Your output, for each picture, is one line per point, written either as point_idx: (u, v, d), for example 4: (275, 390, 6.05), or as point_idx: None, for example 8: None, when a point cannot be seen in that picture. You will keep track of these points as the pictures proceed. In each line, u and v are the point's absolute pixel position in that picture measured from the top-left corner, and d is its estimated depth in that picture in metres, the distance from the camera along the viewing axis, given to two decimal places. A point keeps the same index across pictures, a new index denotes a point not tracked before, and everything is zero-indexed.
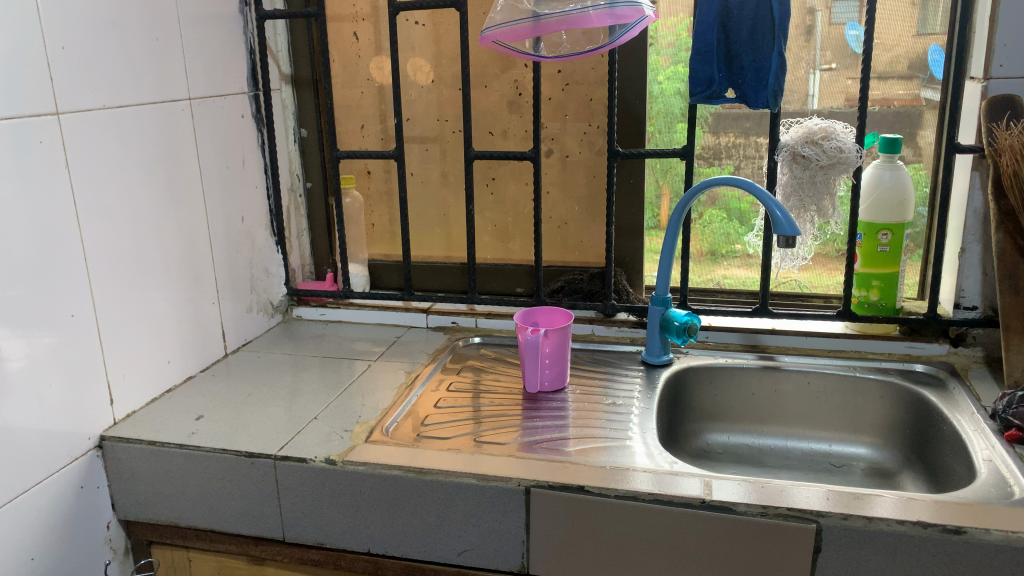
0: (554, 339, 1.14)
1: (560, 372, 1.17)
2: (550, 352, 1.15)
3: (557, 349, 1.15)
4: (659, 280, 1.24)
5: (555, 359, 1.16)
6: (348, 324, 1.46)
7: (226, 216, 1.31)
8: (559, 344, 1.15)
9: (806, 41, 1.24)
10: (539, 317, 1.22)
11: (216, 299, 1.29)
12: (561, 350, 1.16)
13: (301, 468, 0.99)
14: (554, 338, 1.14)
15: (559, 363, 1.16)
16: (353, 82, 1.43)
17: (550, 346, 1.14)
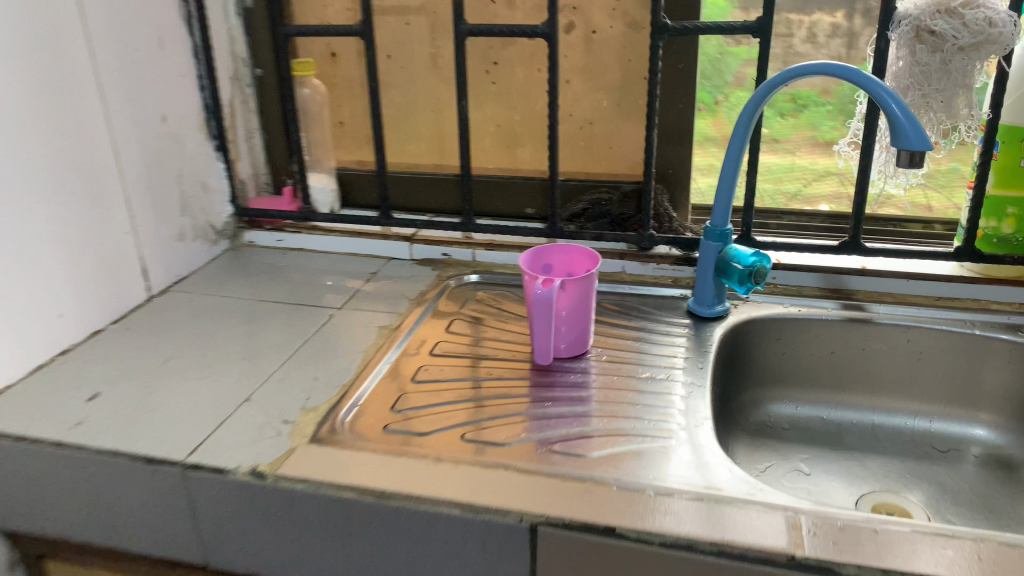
0: (575, 292, 0.84)
1: (581, 334, 0.87)
2: (568, 308, 0.84)
3: (578, 304, 0.85)
4: (717, 207, 0.91)
5: (574, 317, 0.86)
6: (312, 253, 1.16)
7: (140, 116, 0.98)
8: (581, 297, 0.84)
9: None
10: (554, 258, 0.91)
11: (131, 227, 0.98)
12: (583, 306, 0.85)
13: (219, 481, 0.71)
14: (575, 289, 0.83)
15: (580, 322, 0.86)
16: None
17: (568, 301, 0.84)
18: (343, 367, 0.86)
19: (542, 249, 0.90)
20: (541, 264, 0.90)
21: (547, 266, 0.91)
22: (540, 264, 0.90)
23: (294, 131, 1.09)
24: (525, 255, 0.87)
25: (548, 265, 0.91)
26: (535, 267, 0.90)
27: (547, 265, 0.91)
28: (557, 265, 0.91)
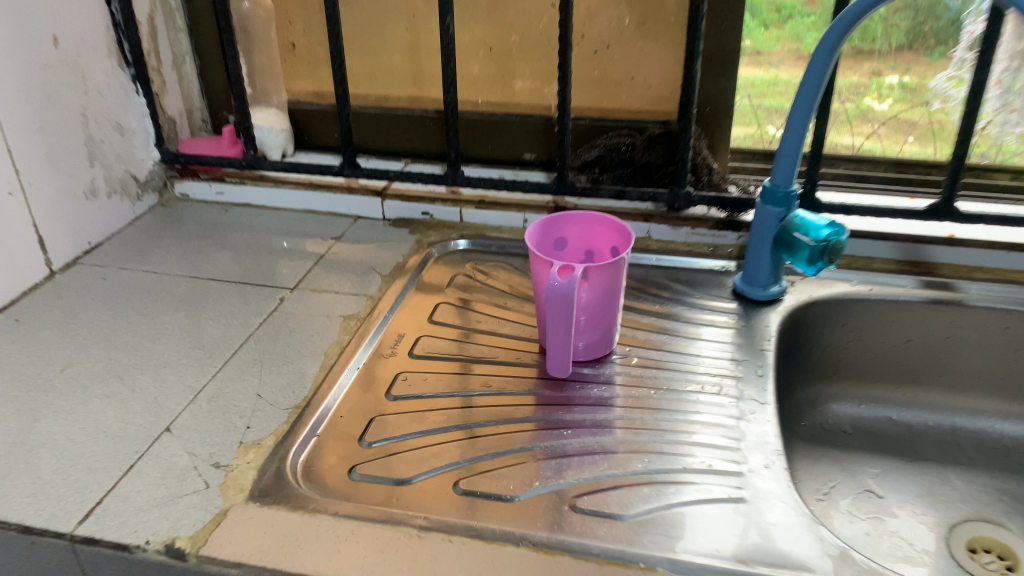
0: (601, 281, 0.63)
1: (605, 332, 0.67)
2: (591, 301, 0.64)
3: (604, 296, 0.64)
4: (781, 164, 0.70)
5: (597, 312, 0.65)
6: (261, 210, 0.94)
7: (22, 38, 0.74)
8: (608, 287, 0.64)
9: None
10: (568, 230, 0.70)
11: (18, 184, 0.75)
12: (610, 297, 0.65)
13: (122, 562, 0.51)
14: (601, 277, 0.63)
15: (604, 317, 0.66)
16: None
17: (591, 293, 0.63)
18: (294, 379, 0.66)
19: (553, 219, 0.69)
20: (552, 238, 0.70)
21: (559, 240, 0.70)
22: (550, 239, 0.69)
23: (231, 54, 0.85)
24: (532, 230, 0.66)
25: (560, 239, 0.70)
26: (544, 244, 0.69)
27: (559, 239, 0.70)
28: (571, 239, 0.70)
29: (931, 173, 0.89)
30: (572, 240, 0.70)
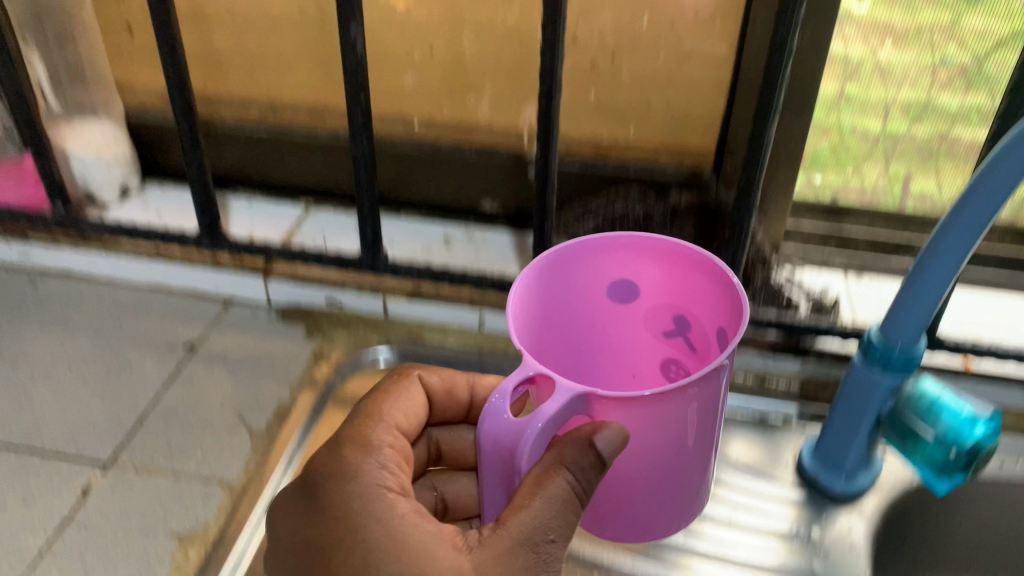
0: (643, 424, 0.33)
1: (663, 504, 0.37)
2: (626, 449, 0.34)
3: (656, 448, 0.34)
4: (906, 315, 0.42)
5: (637, 483, 0.36)
6: (87, 282, 0.63)
7: None
8: (664, 437, 0.34)
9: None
10: (647, 274, 0.40)
11: None
12: (669, 451, 0.34)
13: None
14: (639, 420, 0.33)
15: (655, 484, 0.36)
16: None
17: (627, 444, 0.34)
18: None
19: (611, 244, 0.39)
20: (606, 276, 0.40)
21: (623, 284, 0.40)
22: (603, 277, 0.40)
23: (4, 46, 0.52)
24: (540, 260, 0.38)
25: (626, 283, 0.40)
26: (581, 282, 0.40)
27: (621, 281, 0.40)
28: (647, 286, 0.40)
29: None
30: (648, 286, 0.40)
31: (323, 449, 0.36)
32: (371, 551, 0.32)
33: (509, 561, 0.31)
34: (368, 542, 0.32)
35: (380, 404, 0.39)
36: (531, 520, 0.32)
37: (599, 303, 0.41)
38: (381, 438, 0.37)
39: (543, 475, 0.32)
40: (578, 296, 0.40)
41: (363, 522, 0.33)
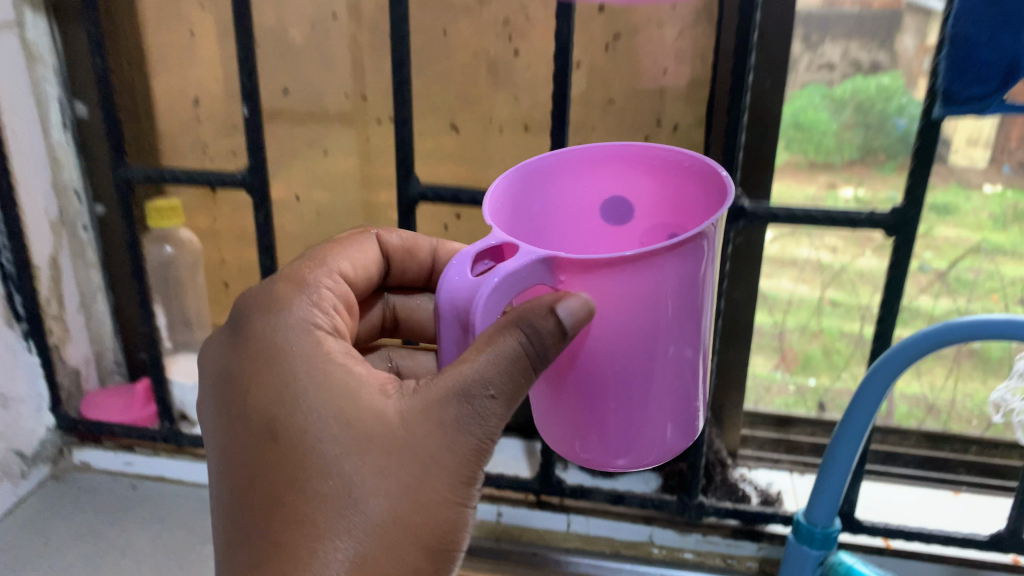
0: (619, 304, 0.33)
1: (655, 415, 0.36)
2: (605, 336, 0.34)
3: (640, 333, 0.34)
4: (821, 503, 0.58)
5: (599, 333, 0.34)
6: (175, 485, 0.79)
7: None
8: (646, 316, 0.33)
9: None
10: (637, 183, 0.40)
11: None
12: (649, 347, 0.34)
13: None
14: (614, 289, 0.33)
15: (642, 396, 0.36)
16: (171, 11, 0.73)
17: (606, 319, 0.34)
18: None
19: (603, 154, 0.39)
20: (601, 195, 0.40)
21: (616, 200, 0.40)
22: (597, 191, 0.40)
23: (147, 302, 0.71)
24: (531, 162, 0.38)
25: (619, 195, 0.40)
26: (571, 202, 0.40)
27: (616, 197, 0.40)
28: (640, 201, 0.40)
29: (970, 450, 0.75)
30: (643, 200, 0.40)
31: (268, 284, 0.44)
32: (298, 390, 0.38)
33: (440, 405, 0.36)
34: (295, 378, 0.39)
35: (334, 251, 0.48)
36: (473, 365, 0.36)
37: (591, 217, 0.41)
38: (321, 280, 0.45)
39: (497, 335, 0.34)
40: (566, 200, 0.40)
41: (296, 354, 0.40)
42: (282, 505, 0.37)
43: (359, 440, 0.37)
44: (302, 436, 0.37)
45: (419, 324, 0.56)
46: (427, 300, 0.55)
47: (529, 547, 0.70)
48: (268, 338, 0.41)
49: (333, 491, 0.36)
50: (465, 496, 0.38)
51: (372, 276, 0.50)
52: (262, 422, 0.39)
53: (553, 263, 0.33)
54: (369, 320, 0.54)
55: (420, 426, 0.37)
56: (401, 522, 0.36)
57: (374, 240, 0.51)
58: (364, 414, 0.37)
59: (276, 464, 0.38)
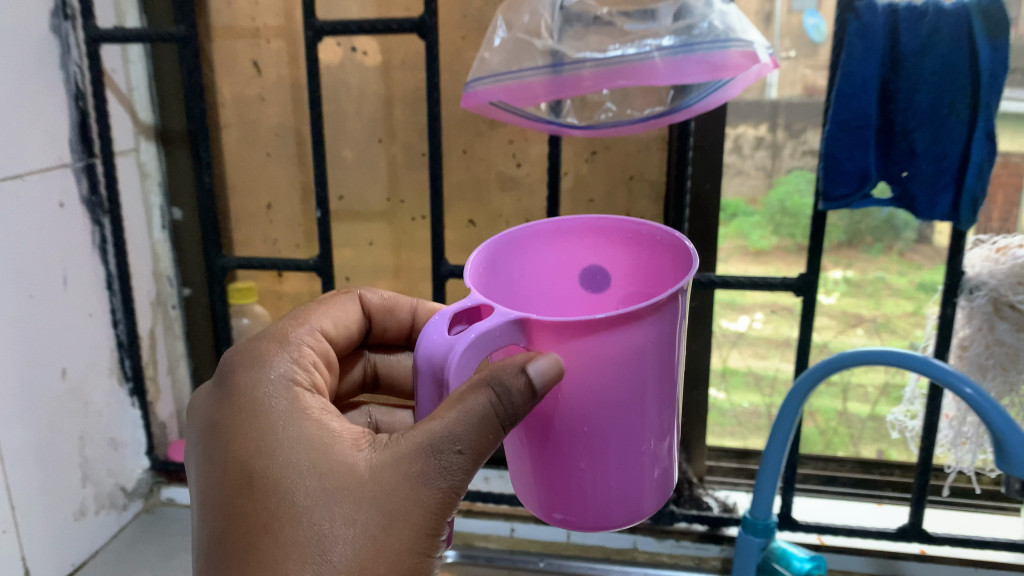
0: (594, 356, 0.36)
1: (621, 473, 0.40)
2: (583, 388, 0.38)
3: (613, 385, 0.37)
4: (760, 497, 0.76)
5: (570, 396, 0.38)
6: None
7: (32, 373, 0.78)
8: (622, 366, 0.37)
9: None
10: (614, 252, 0.47)
11: (13, 522, 0.76)
12: (622, 397, 0.38)
13: None
14: (588, 352, 0.36)
15: (609, 448, 0.39)
16: (253, 138, 0.95)
17: (586, 371, 0.37)
18: None
19: (581, 226, 0.47)
20: (579, 262, 0.48)
21: (593, 267, 0.48)
22: (575, 258, 0.48)
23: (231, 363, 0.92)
24: (511, 231, 0.45)
25: (596, 262, 0.48)
26: (551, 269, 0.48)
27: (592, 265, 0.48)
28: (615, 267, 0.47)
29: (894, 473, 0.94)
30: (616, 267, 0.48)
31: (253, 341, 0.51)
32: (277, 444, 0.44)
33: (406, 457, 0.41)
34: (274, 429, 0.44)
35: (317, 311, 0.56)
36: (441, 422, 0.40)
37: (570, 283, 0.48)
38: (303, 337, 0.52)
39: (467, 394, 0.39)
40: (546, 267, 0.47)
41: (276, 411, 0.45)
42: (256, 552, 0.41)
43: (330, 491, 0.42)
44: (277, 486, 0.42)
45: (396, 380, 0.65)
46: (404, 357, 0.65)
47: (535, 557, 0.86)
48: (250, 392, 0.47)
49: (304, 537, 0.41)
50: (428, 547, 0.42)
51: (353, 331, 0.59)
52: (238, 472, 0.44)
53: (526, 322, 0.37)
54: (351, 378, 0.63)
55: (387, 478, 0.42)
56: (364, 575, 0.41)
57: (355, 299, 0.60)
58: (338, 465, 0.43)
59: (250, 509, 0.43)
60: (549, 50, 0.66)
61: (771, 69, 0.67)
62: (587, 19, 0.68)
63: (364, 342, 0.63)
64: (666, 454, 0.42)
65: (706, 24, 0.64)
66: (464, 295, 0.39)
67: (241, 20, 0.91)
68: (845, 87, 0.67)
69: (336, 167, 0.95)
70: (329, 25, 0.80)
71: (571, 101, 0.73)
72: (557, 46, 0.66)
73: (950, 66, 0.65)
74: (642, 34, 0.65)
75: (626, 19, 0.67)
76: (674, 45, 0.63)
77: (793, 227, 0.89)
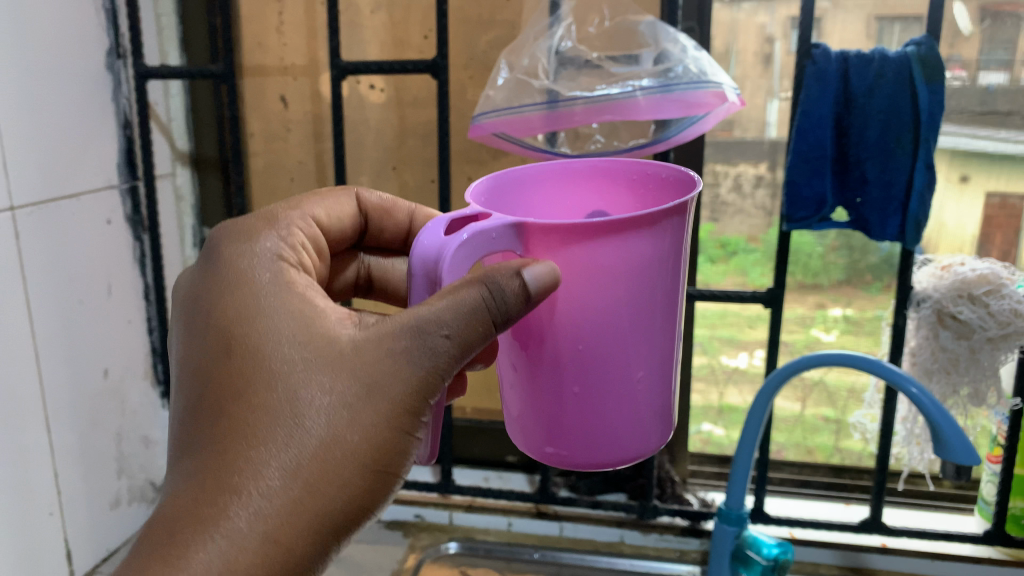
0: (588, 275, 0.40)
1: (609, 388, 0.43)
2: (576, 308, 0.41)
3: (606, 306, 0.41)
4: (733, 488, 0.84)
5: (566, 302, 0.41)
6: None
7: (79, 372, 0.87)
8: (613, 289, 0.41)
9: (957, 105, 0.90)
10: (619, 197, 0.50)
11: (59, 507, 0.84)
12: (614, 321, 0.41)
13: None
14: (586, 261, 0.40)
15: (600, 370, 0.42)
16: (279, 166, 1.05)
17: (578, 293, 0.41)
18: None
19: (588, 171, 0.49)
20: (585, 208, 0.50)
21: (598, 212, 0.50)
22: (582, 203, 0.50)
23: None
24: (515, 169, 0.48)
25: (601, 206, 0.50)
26: (557, 212, 0.50)
27: (598, 209, 0.50)
28: (619, 211, 0.50)
29: (863, 477, 1.03)
30: (622, 212, 0.50)
31: (246, 221, 0.54)
32: (262, 314, 0.46)
33: (390, 333, 0.44)
34: (259, 300, 0.47)
35: (312, 200, 0.59)
36: (432, 307, 0.42)
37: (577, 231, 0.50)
38: (294, 221, 0.55)
39: (462, 287, 0.41)
40: (555, 207, 0.50)
41: (263, 284, 0.48)
42: (230, 413, 0.44)
43: (310, 361, 0.44)
44: (257, 353, 0.45)
45: (389, 283, 0.68)
46: (398, 262, 0.68)
47: (531, 548, 0.93)
48: (240, 264, 0.49)
49: (280, 398, 0.44)
50: (405, 424, 0.44)
51: (347, 226, 0.62)
52: (220, 339, 0.46)
53: (524, 231, 0.40)
54: (345, 277, 0.66)
55: (369, 351, 0.44)
56: (336, 441, 0.43)
57: (353, 197, 0.63)
58: (323, 336, 0.45)
59: (228, 371, 0.45)
60: (545, 89, 0.77)
61: (738, 106, 0.77)
62: (580, 62, 0.78)
63: (360, 243, 0.66)
64: (658, 396, 0.45)
65: (682, 67, 0.75)
66: (464, 208, 0.42)
67: (270, 59, 1.01)
68: (805, 122, 0.77)
69: None
70: (351, 65, 0.90)
71: (565, 133, 0.83)
72: (552, 86, 0.76)
73: (895, 106, 0.75)
74: (627, 77, 0.75)
75: (614, 63, 0.77)
76: (653, 86, 0.74)
77: (791, 266, 1.00)
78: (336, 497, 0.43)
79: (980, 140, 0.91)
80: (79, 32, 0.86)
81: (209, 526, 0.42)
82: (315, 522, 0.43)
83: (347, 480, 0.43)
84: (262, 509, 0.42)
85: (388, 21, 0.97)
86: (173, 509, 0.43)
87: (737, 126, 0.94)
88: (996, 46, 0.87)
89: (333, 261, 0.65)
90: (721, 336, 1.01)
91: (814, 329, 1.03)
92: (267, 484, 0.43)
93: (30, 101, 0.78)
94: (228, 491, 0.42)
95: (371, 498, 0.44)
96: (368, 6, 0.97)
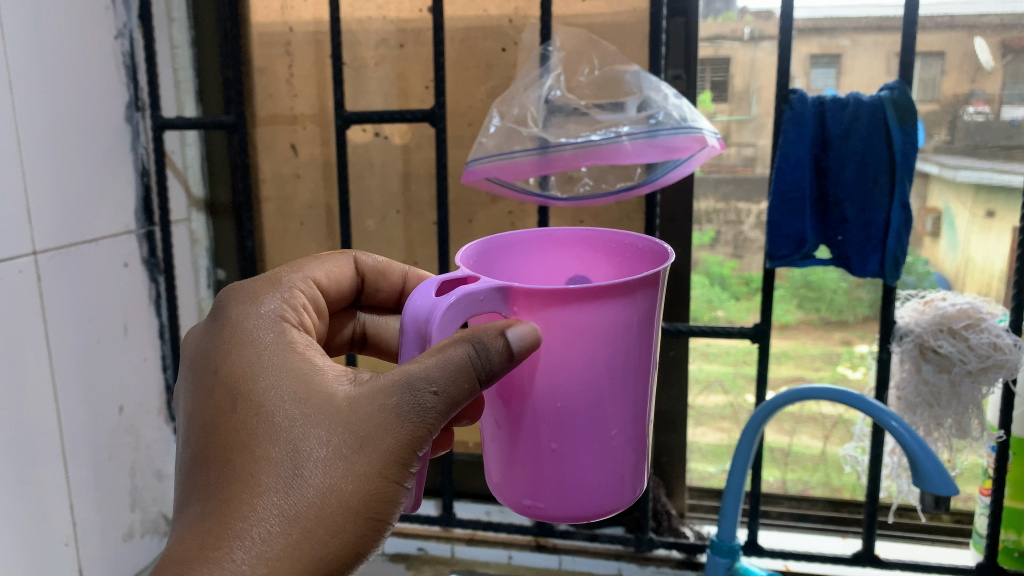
0: (564, 341, 0.43)
1: (585, 443, 0.46)
2: (554, 373, 0.44)
3: (584, 371, 0.44)
4: (725, 519, 0.86)
5: (544, 364, 0.44)
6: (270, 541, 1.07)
7: (96, 409, 0.91)
8: (591, 354, 0.44)
9: (978, 141, 0.93)
10: (598, 264, 0.53)
11: (73, 539, 0.87)
12: (590, 385, 0.45)
13: None
14: (562, 325, 0.43)
15: (576, 431, 0.45)
16: (290, 210, 1.09)
17: (556, 359, 0.44)
18: None
19: (570, 239, 0.53)
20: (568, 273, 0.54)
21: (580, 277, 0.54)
22: (564, 268, 0.54)
23: None
24: (504, 235, 0.52)
25: (583, 273, 0.54)
26: (543, 277, 0.54)
27: (579, 274, 0.54)
28: (599, 276, 0.53)
29: (860, 511, 1.05)
30: (601, 277, 0.54)
31: (250, 282, 0.58)
32: (264, 371, 0.50)
33: (383, 390, 0.46)
34: (263, 358, 0.50)
35: (312, 263, 0.62)
36: (420, 366, 0.45)
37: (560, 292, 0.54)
38: (296, 281, 0.59)
39: (449, 346, 0.44)
40: (540, 272, 0.54)
41: (265, 344, 0.51)
42: (234, 465, 0.47)
43: (308, 416, 0.47)
44: (259, 408, 0.48)
45: (382, 340, 0.71)
46: (392, 319, 0.71)
47: None
48: (245, 324, 0.53)
49: (281, 452, 0.47)
50: (396, 475, 0.47)
51: (344, 286, 0.65)
52: (226, 394, 0.49)
53: (510, 294, 0.43)
54: (342, 335, 0.69)
55: (361, 407, 0.47)
56: (332, 490, 0.46)
57: (350, 259, 0.66)
58: (321, 393, 0.48)
59: (233, 426, 0.48)
60: (535, 136, 0.80)
61: (718, 149, 0.81)
62: (568, 110, 0.82)
63: (357, 303, 0.70)
64: (631, 452, 0.48)
65: (663, 114, 0.78)
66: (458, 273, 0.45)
67: (280, 108, 1.06)
68: (786, 164, 0.81)
69: (359, 235, 1.10)
70: (354, 115, 0.94)
71: (555, 177, 0.86)
72: (543, 134, 0.80)
73: (870, 148, 0.78)
74: (610, 124, 0.79)
75: (600, 111, 0.81)
76: (638, 132, 0.77)
77: (816, 302, 1.03)
78: (332, 541, 0.46)
79: (1003, 174, 0.93)
80: (100, 89, 0.92)
81: (211, 566, 0.44)
82: (312, 566, 0.45)
83: (341, 526, 0.46)
84: (263, 552, 0.45)
85: (394, 72, 1.03)
86: (178, 552, 0.45)
87: (758, 162, 0.97)
88: (1019, 81, 0.90)
89: (332, 321, 0.69)
90: (745, 374, 1.02)
91: (840, 367, 1.05)
92: (268, 530, 0.45)
93: (54, 154, 0.84)
94: (231, 536, 0.45)
95: (363, 544, 0.47)
96: (373, 58, 1.03)
